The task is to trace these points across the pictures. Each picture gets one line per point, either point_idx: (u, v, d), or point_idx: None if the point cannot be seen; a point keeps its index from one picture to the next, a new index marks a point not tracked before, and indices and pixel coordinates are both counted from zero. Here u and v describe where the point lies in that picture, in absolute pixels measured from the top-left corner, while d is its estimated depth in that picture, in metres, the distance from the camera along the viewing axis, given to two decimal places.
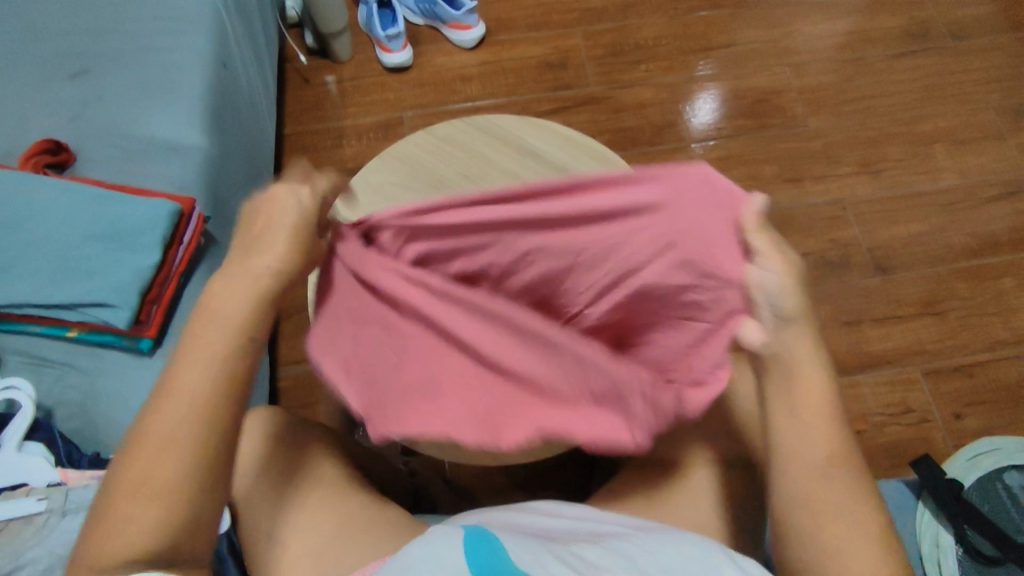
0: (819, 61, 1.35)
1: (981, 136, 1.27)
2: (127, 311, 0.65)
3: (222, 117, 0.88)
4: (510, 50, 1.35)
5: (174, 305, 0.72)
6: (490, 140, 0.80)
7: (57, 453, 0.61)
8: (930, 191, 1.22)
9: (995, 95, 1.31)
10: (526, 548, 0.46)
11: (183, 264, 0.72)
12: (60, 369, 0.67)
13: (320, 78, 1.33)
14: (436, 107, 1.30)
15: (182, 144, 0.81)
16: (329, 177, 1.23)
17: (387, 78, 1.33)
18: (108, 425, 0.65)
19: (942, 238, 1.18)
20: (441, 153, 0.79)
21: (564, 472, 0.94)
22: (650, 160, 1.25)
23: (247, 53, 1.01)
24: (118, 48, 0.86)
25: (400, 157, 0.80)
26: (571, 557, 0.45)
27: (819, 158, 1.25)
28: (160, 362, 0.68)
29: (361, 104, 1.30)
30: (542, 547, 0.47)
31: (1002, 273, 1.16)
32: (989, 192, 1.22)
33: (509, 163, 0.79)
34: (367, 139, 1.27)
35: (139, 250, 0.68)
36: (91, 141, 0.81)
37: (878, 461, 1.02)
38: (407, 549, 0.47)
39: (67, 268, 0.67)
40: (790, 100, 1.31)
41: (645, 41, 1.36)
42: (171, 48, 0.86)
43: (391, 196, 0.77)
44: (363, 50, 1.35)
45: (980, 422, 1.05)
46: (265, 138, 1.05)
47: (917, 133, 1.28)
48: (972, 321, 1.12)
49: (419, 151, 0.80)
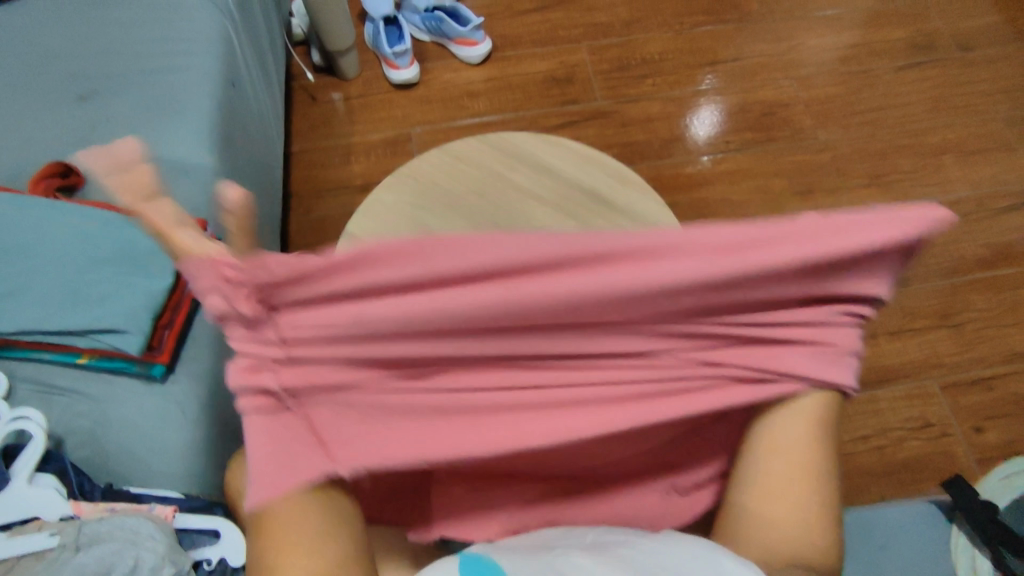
0: (826, 74, 1.35)
1: (990, 146, 1.27)
2: (138, 337, 0.64)
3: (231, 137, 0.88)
4: (516, 65, 1.35)
5: (186, 329, 0.71)
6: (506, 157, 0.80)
7: (69, 485, 0.59)
8: (941, 202, 1.21)
9: (1003, 105, 1.31)
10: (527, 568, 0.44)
11: (195, 287, 0.72)
12: (71, 398, 0.65)
13: (327, 95, 1.33)
14: (445, 123, 1.29)
15: (194, 165, 0.81)
16: (337, 195, 1.23)
17: (394, 95, 1.32)
18: (120, 454, 0.64)
19: (956, 249, 1.17)
20: (457, 172, 0.79)
21: None
22: (660, 174, 1.24)
23: (256, 74, 1.01)
24: (128, 69, 0.86)
25: (414, 175, 0.79)
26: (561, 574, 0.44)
27: (829, 170, 1.25)
28: (171, 388, 0.67)
29: (369, 121, 1.30)
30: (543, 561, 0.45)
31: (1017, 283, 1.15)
32: (1002, 202, 1.21)
33: (524, 180, 0.79)
34: (375, 156, 1.26)
35: (151, 274, 0.67)
36: None
37: (899, 478, 1.00)
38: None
39: (79, 293, 0.66)
40: (798, 112, 1.30)
41: (651, 56, 1.36)
42: (181, 68, 0.86)
43: (406, 214, 0.76)
44: (370, 67, 1.35)
45: (1002, 437, 1.04)
46: (274, 157, 1.05)
47: (927, 144, 1.27)
48: (989, 333, 1.11)
49: (433, 169, 0.79)
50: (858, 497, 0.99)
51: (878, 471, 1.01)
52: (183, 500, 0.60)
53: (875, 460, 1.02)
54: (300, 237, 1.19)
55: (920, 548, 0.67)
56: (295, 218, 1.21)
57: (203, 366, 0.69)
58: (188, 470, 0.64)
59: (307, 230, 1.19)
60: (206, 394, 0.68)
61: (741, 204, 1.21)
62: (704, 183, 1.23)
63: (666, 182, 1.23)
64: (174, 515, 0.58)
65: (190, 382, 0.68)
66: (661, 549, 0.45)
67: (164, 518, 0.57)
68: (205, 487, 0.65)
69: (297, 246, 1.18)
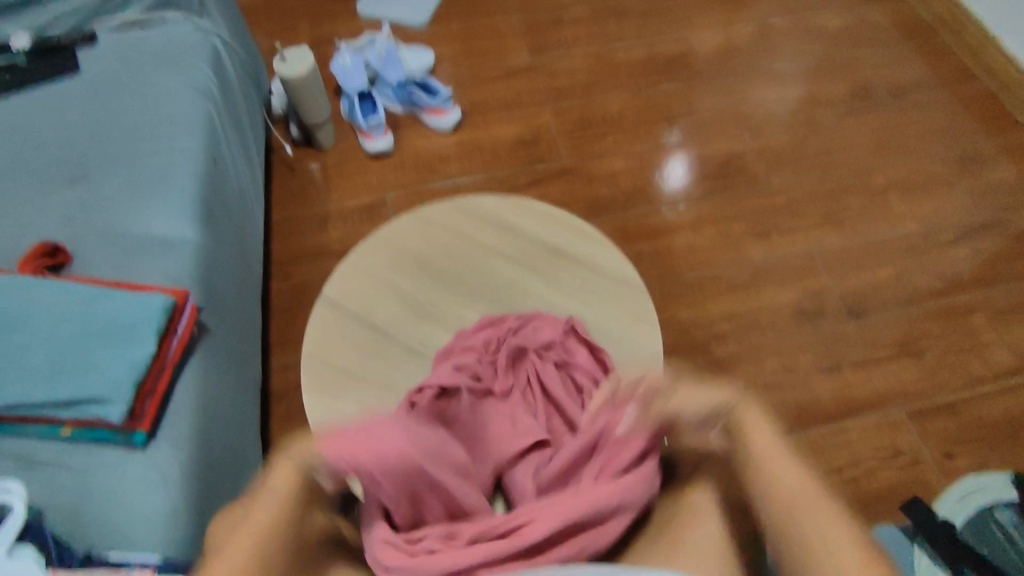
0: (774, 124, 1.44)
1: (931, 183, 1.35)
2: (121, 405, 0.67)
3: (214, 211, 0.92)
4: (484, 130, 1.44)
5: (168, 396, 0.73)
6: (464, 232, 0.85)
7: (48, 554, 0.60)
8: (891, 238, 1.28)
9: (939, 145, 1.40)
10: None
11: (177, 354, 0.74)
12: (53, 469, 0.67)
13: (306, 165, 1.40)
14: (419, 187, 1.36)
15: (177, 239, 0.85)
16: (317, 260, 1.27)
17: (370, 163, 1.39)
18: (101, 524, 0.65)
19: (909, 280, 1.23)
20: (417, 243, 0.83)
21: None
22: (626, 224, 1.31)
23: (236, 150, 1.07)
24: (114, 153, 0.91)
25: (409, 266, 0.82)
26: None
27: (784, 213, 1.32)
28: (152, 454, 0.69)
29: (346, 188, 1.36)
30: None
31: (969, 310, 1.20)
32: (948, 235, 1.29)
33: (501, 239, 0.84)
34: (353, 220, 1.32)
35: (134, 344, 0.70)
36: (87, 242, 0.84)
37: (874, 507, 1.03)
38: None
39: (64, 367, 0.68)
40: (750, 161, 1.39)
41: (612, 116, 1.45)
42: (165, 150, 0.91)
43: (381, 278, 0.80)
44: (346, 138, 1.43)
45: (971, 460, 1.06)
46: (255, 227, 1.10)
47: (873, 184, 1.35)
48: (948, 359, 1.15)
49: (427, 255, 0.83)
50: None
51: (855, 501, 1.03)
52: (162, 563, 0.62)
53: (851, 491, 1.04)
54: (281, 302, 1.23)
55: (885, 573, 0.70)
56: (276, 284, 1.25)
57: (184, 432, 0.71)
58: (169, 535, 0.65)
59: (288, 295, 1.23)
60: (187, 459, 0.70)
61: (703, 249, 1.27)
62: (668, 231, 1.29)
63: (631, 232, 1.29)
64: None
65: (171, 448, 0.70)
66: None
67: None
68: (186, 552, 0.66)
69: (278, 311, 1.22)
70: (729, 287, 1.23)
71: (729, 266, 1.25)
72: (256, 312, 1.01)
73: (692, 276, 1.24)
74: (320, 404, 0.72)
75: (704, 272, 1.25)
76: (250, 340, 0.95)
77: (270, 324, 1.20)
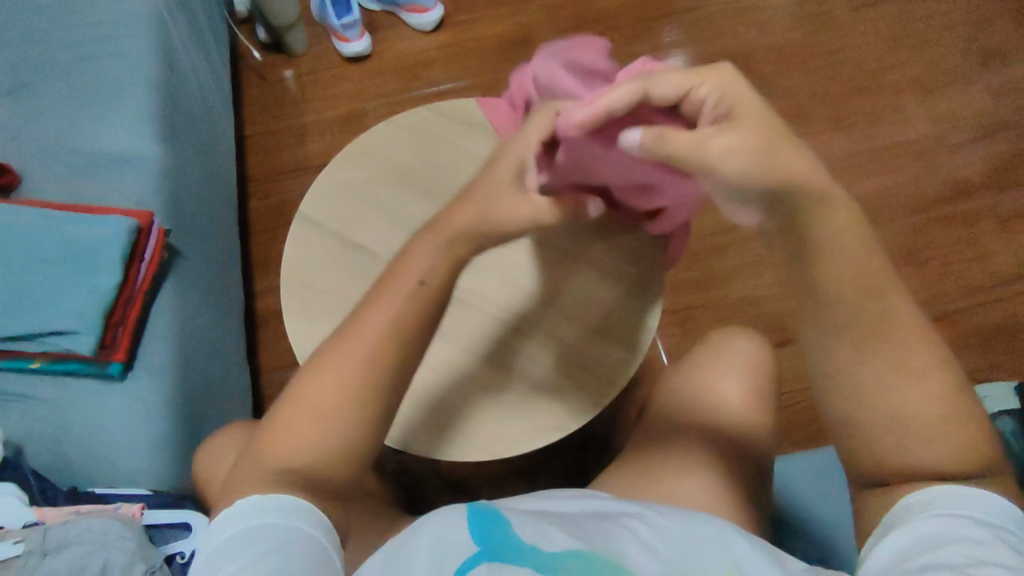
0: (784, 18, 1.32)
1: (947, 81, 1.26)
2: (90, 337, 0.63)
3: (177, 124, 0.84)
4: (468, 31, 1.31)
5: (141, 326, 0.70)
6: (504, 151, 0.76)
7: (31, 490, 0.61)
8: (900, 141, 1.22)
9: (959, 39, 1.30)
10: (530, 522, 0.48)
11: (148, 281, 0.70)
12: (29, 403, 0.65)
13: (277, 74, 1.28)
14: (400, 96, 1.26)
15: (136, 156, 0.78)
16: (297, 177, 1.20)
17: (346, 69, 1.28)
18: (83, 456, 0.64)
19: (916, 187, 1.18)
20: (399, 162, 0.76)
21: (562, 456, 0.93)
22: None
23: (196, 56, 0.96)
24: (55, 57, 0.82)
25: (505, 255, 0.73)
26: (575, 529, 0.48)
27: (790, 117, 1.23)
28: (132, 386, 0.66)
29: (321, 99, 1.26)
30: (549, 522, 0.49)
31: (975, 218, 1.16)
32: (960, 137, 1.22)
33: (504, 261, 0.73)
34: (332, 134, 1.23)
35: (98, 272, 0.66)
36: (36, 158, 0.77)
37: None
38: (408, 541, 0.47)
39: (23, 296, 0.64)
40: (757, 60, 1.28)
41: (607, 11, 1.33)
42: (112, 54, 0.82)
43: (361, 193, 0.74)
44: (319, 42, 1.30)
45: (966, 368, 1.06)
46: (225, 142, 1.02)
47: (885, 83, 1.26)
48: (951, 268, 1.12)
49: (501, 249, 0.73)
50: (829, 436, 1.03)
51: None
52: (151, 495, 0.63)
53: None
54: (261, 222, 1.16)
55: None
56: (254, 201, 1.18)
57: (164, 363, 0.68)
58: (158, 465, 0.65)
59: (267, 214, 1.17)
60: (171, 390, 0.68)
61: None
62: None
63: None
64: (141, 513, 0.61)
65: (151, 378, 0.67)
66: (666, 522, 0.48)
67: (132, 517, 0.61)
68: (175, 482, 0.66)
69: (258, 232, 1.16)
70: None
71: None
72: (234, 236, 0.96)
73: None
74: (307, 328, 0.68)
75: None
76: (230, 263, 0.91)
77: (250, 247, 1.14)
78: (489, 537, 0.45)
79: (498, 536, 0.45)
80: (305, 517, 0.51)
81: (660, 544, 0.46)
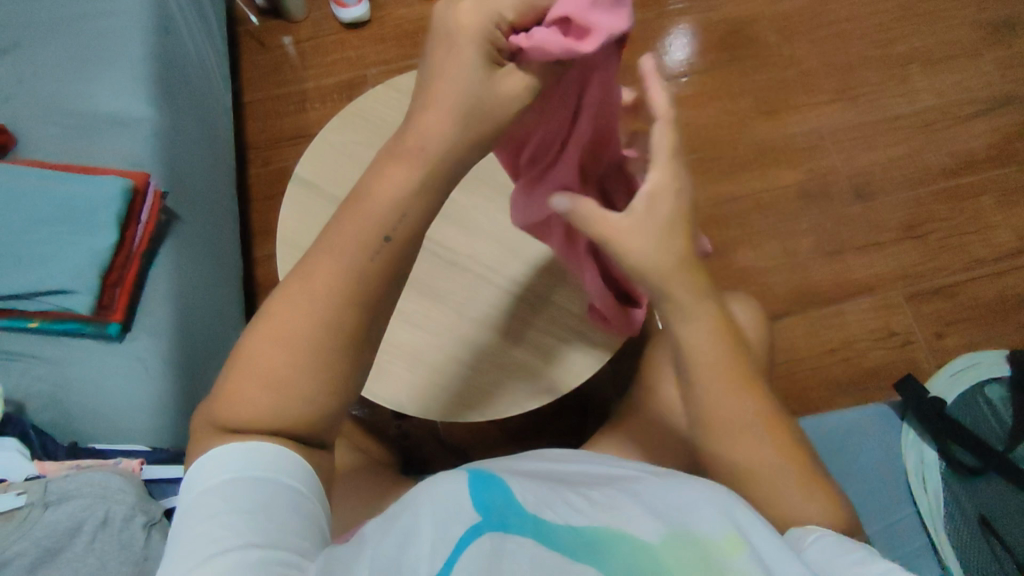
0: None
1: (956, 53, 1.24)
2: (87, 296, 0.64)
3: (174, 86, 0.84)
4: None
5: (139, 288, 0.70)
6: None
7: (32, 445, 0.62)
8: (905, 113, 1.20)
9: (970, 9, 1.27)
10: (534, 491, 0.47)
11: (144, 243, 0.71)
12: (28, 361, 0.66)
13: (275, 40, 1.27)
14: (400, 63, 1.24)
15: (132, 118, 0.78)
16: (296, 144, 1.19)
17: (346, 36, 1.26)
18: (83, 412, 0.65)
19: (919, 160, 1.17)
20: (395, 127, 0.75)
21: (558, 421, 0.95)
22: None
23: (192, 18, 0.95)
24: (50, 17, 0.81)
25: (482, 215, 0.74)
26: (577, 500, 0.47)
27: (795, 88, 1.22)
28: (131, 346, 0.67)
29: (320, 65, 1.24)
30: (552, 489, 0.48)
31: (978, 191, 1.15)
32: (966, 110, 1.20)
33: (501, 227, 0.74)
34: (331, 101, 1.22)
35: (94, 232, 0.66)
36: (31, 119, 0.77)
37: (865, 387, 1.04)
38: (394, 519, 0.43)
39: (21, 255, 0.65)
40: (763, 29, 1.26)
41: None
42: (106, 14, 0.81)
43: (358, 156, 0.74)
44: (319, 7, 1.28)
45: (962, 341, 1.07)
46: (223, 108, 1.01)
47: (893, 54, 1.24)
48: (951, 242, 1.12)
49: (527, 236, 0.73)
50: (824, 406, 1.04)
51: (844, 381, 1.04)
52: (149, 452, 0.63)
53: (842, 371, 1.05)
54: (261, 189, 1.16)
55: (876, 447, 0.76)
56: (254, 169, 1.18)
57: (161, 324, 0.69)
58: (156, 423, 0.66)
59: (267, 181, 1.17)
60: (168, 351, 0.69)
61: (706, 127, 1.20)
62: None
63: None
64: (142, 468, 0.62)
65: (149, 338, 0.68)
66: (667, 491, 0.48)
67: (132, 472, 0.61)
68: (175, 438, 0.67)
69: (257, 199, 1.16)
70: (731, 168, 1.17)
71: (733, 146, 1.18)
72: (233, 202, 0.96)
73: (691, 157, 1.18)
74: None
75: (706, 153, 1.18)
76: (228, 228, 0.91)
77: (249, 214, 1.15)
78: (491, 507, 0.43)
79: (501, 504, 0.43)
80: (265, 461, 0.42)
81: (663, 509, 0.46)
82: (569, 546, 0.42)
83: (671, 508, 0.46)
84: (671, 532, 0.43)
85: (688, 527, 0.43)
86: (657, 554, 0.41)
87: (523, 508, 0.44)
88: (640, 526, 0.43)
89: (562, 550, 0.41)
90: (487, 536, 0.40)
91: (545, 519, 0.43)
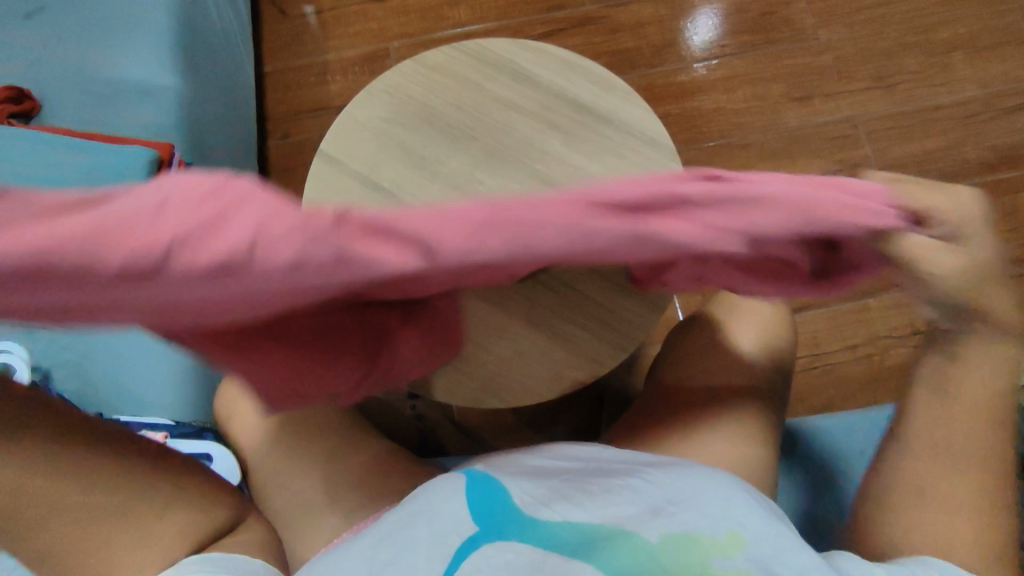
0: None
1: (1003, 41, 1.19)
2: None
3: (198, 56, 0.82)
4: None
5: None
6: (634, 145, 0.72)
7: None
8: (944, 103, 1.16)
9: None
10: (532, 486, 0.48)
11: None
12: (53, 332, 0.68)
13: (298, 8, 1.24)
14: (425, 36, 1.22)
15: (156, 87, 0.76)
16: (317, 117, 1.18)
17: (370, 6, 1.23)
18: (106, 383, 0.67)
19: (956, 153, 1.13)
20: (445, 117, 0.73)
21: (573, 407, 0.95)
22: (651, 84, 1.19)
23: None
24: None
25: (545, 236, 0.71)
26: (574, 492, 0.47)
27: (830, 74, 1.18)
28: None
29: (344, 36, 1.22)
30: (550, 482, 0.49)
31: (1017, 188, 1.12)
32: (1010, 102, 1.16)
33: None
34: (353, 74, 1.20)
35: None
36: (56, 86, 0.76)
37: (886, 384, 1.03)
38: (414, 520, 0.47)
39: None
40: (799, 11, 1.21)
41: None
42: None
43: (383, 133, 0.73)
44: None
45: None
46: (245, 80, 0.99)
47: (936, 41, 1.19)
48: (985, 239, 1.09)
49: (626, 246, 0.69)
50: (844, 402, 1.02)
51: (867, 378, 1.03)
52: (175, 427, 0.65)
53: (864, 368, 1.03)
54: (280, 162, 1.15)
55: None
56: (274, 143, 1.17)
57: None
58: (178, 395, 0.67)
59: (287, 155, 1.16)
60: None
61: (734, 112, 1.16)
62: (698, 92, 1.18)
63: (657, 92, 1.18)
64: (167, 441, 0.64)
65: None
66: (668, 476, 0.48)
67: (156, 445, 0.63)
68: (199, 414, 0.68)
69: (278, 171, 1.15)
70: (759, 155, 1.14)
71: (762, 132, 1.15)
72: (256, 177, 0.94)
73: (718, 143, 1.15)
74: None
75: (734, 139, 1.15)
76: None
77: None
78: (489, 523, 0.45)
79: (499, 515, 0.45)
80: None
81: (662, 503, 0.46)
82: (564, 544, 0.43)
83: (671, 500, 0.46)
84: (673, 532, 0.43)
85: (688, 528, 0.44)
86: (658, 556, 0.42)
87: (521, 512, 0.46)
88: (637, 526, 0.44)
89: (560, 549, 0.43)
90: (487, 547, 0.43)
91: (542, 520, 0.45)
